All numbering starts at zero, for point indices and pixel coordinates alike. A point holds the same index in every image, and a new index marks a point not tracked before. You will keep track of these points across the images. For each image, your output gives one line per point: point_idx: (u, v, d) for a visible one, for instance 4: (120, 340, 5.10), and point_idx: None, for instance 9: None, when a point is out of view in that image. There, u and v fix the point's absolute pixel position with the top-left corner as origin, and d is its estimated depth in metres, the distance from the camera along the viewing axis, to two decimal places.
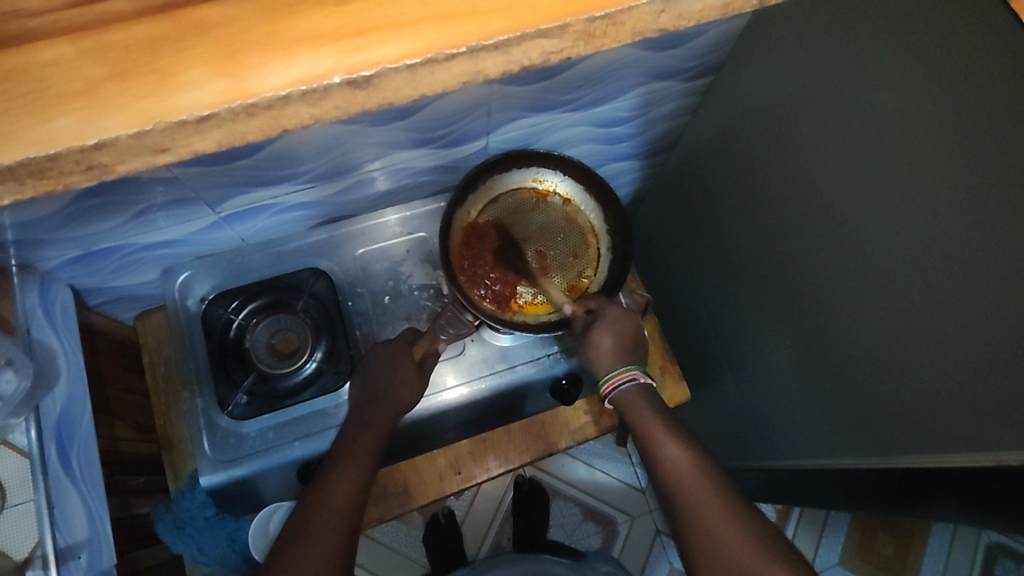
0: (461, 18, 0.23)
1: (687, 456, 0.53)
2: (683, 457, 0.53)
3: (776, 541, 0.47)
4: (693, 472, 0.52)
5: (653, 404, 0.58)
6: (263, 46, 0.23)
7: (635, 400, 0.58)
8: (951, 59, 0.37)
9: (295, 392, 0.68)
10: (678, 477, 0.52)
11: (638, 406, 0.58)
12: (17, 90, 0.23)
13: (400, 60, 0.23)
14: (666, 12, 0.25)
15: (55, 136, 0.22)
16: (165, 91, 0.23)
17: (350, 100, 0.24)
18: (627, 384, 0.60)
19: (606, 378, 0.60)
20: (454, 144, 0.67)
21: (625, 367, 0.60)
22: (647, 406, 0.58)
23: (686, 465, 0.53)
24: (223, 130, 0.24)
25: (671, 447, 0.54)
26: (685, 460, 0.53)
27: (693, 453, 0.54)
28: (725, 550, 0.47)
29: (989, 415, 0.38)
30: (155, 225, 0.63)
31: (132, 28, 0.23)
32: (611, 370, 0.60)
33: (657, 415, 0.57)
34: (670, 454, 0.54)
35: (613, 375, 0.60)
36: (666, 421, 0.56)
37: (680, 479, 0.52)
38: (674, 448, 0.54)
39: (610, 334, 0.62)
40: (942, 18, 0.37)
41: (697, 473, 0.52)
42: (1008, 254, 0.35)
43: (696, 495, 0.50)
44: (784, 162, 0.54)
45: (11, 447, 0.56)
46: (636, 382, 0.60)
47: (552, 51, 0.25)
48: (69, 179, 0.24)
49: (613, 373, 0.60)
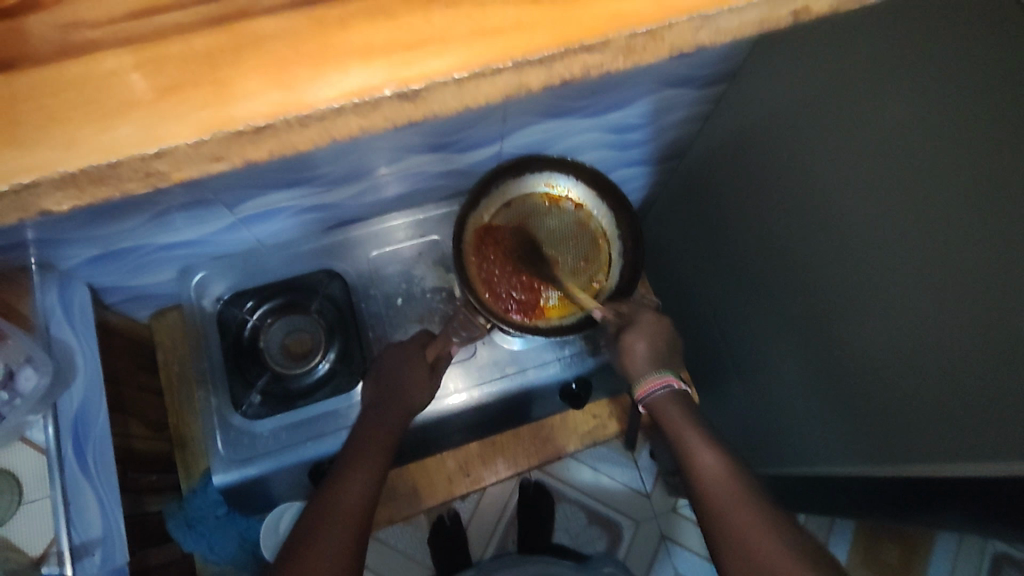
0: (508, 32, 0.21)
1: (721, 463, 0.54)
2: (716, 462, 0.54)
3: (798, 533, 0.48)
4: (727, 474, 0.53)
5: (687, 410, 0.59)
6: (317, 57, 0.20)
7: (667, 405, 0.59)
8: (955, 72, 0.37)
9: (308, 392, 0.68)
10: (709, 482, 0.53)
11: (670, 411, 0.59)
12: (78, 99, 0.20)
13: (449, 74, 0.20)
14: (706, 28, 0.22)
15: (117, 145, 0.20)
16: (227, 100, 0.20)
17: (396, 114, 0.21)
18: (662, 389, 0.60)
19: (641, 384, 0.61)
20: (467, 149, 0.67)
21: (659, 372, 0.61)
22: (679, 410, 0.59)
23: (720, 467, 0.54)
24: (279, 140, 0.21)
25: (706, 454, 0.55)
26: (719, 466, 0.54)
27: (725, 457, 0.54)
28: (753, 548, 0.48)
29: (1002, 426, 0.38)
30: (172, 226, 0.63)
31: (193, 38, 0.20)
32: (645, 376, 0.61)
33: (689, 420, 0.57)
34: (705, 462, 0.54)
35: (648, 380, 0.60)
36: (700, 427, 0.57)
37: (712, 486, 0.53)
38: (708, 455, 0.55)
39: (645, 339, 0.61)
40: (950, 29, 0.37)
41: (733, 480, 0.52)
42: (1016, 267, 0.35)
43: (727, 500, 0.51)
44: (794, 171, 0.54)
45: (29, 444, 0.56)
46: (671, 388, 0.60)
47: (592, 66, 0.22)
48: (127, 186, 0.21)
49: (646, 379, 0.61)
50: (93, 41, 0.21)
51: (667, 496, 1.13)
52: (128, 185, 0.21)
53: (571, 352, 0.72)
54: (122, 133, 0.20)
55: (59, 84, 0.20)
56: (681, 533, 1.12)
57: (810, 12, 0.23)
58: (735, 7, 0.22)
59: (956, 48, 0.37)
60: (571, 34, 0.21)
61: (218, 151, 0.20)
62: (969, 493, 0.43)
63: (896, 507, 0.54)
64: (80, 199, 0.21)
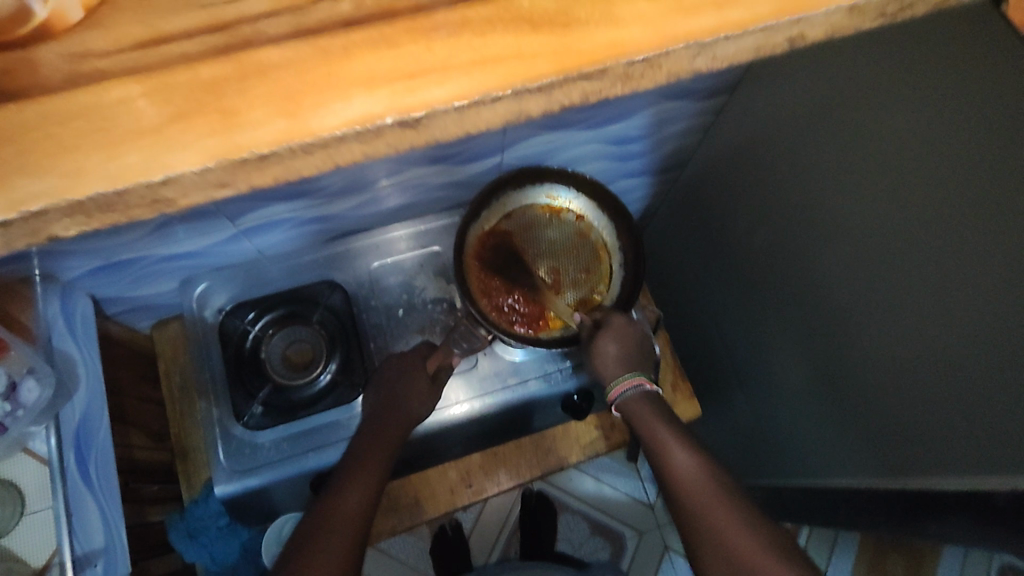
0: (507, 61, 0.21)
1: (695, 461, 0.54)
2: (689, 461, 0.54)
3: (777, 534, 0.49)
4: (699, 473, 0.53)
5: (659, 410, 0.59)
6: (322, 85, 0.21)
7: (640, 405, 0.59)
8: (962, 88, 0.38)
9: (310, 403, 0.68)
10: (684, 481, 0.53)
11: (643, 412, 0.59)
12: (87, 127, 0.20)
13: (449, 102, 0.21)
14: (701, 55, 0.23)
15: (122, 172, 0.20)
16: (233, 128, 0.20)
17: (398, 140, 0.22)
18: (632, 390, 0.60)
19: (613, 385, 0.61)
20: (469, 161, 0.68)
21: (629, 374, 0.60)
22: (651, 409, 0.59)
23: (692, 466, 0.54)
24: (283, 166, 0.21)
25: (679, 453, 0.55)
26: (693, 464, 0.54)
27: (699, 457, 0.54)
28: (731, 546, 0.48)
29: (1005, 437, 0.38)
30: (174, 238, 0.64)
31: (199, 67, 0.21)
32: (616, 378, 0.60)
33: (661, 420, 0.57)
34: (679, 461, 0.54)
35: (618, 383, 0.60)
36: (672, 426, 0.57)
37: (688, 484, 0.52)
38: (681, 453, 0.55)
39: (616, 340, 0.60)
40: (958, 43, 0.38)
41: (709, 480, 0.52)
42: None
43: (704, 501, 0.51)
44: (794, 183, 0.55)
45: (31, 454, 0.56)
46: (642, 389, 0.60)
47: (591, 93, 0.23)
48: (134, 212, 0.21)
49: (617, 381, 0.60)
50: (103, 71, 0.21)
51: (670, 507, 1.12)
52: (136, 211, 0.21)
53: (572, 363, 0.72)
54: (129, 159, 0.20)
55: (68, 113, 0.20)
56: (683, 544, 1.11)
57: (805, 38, 0.24)
58: (731, 34, 0.22)
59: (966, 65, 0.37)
60: (570, 62, 0.21)
61: (224, 178, 0.21)
62: (968, 506, 0.42)
63: (892, 523, 0.53)
64: (87, 224, 0.21)
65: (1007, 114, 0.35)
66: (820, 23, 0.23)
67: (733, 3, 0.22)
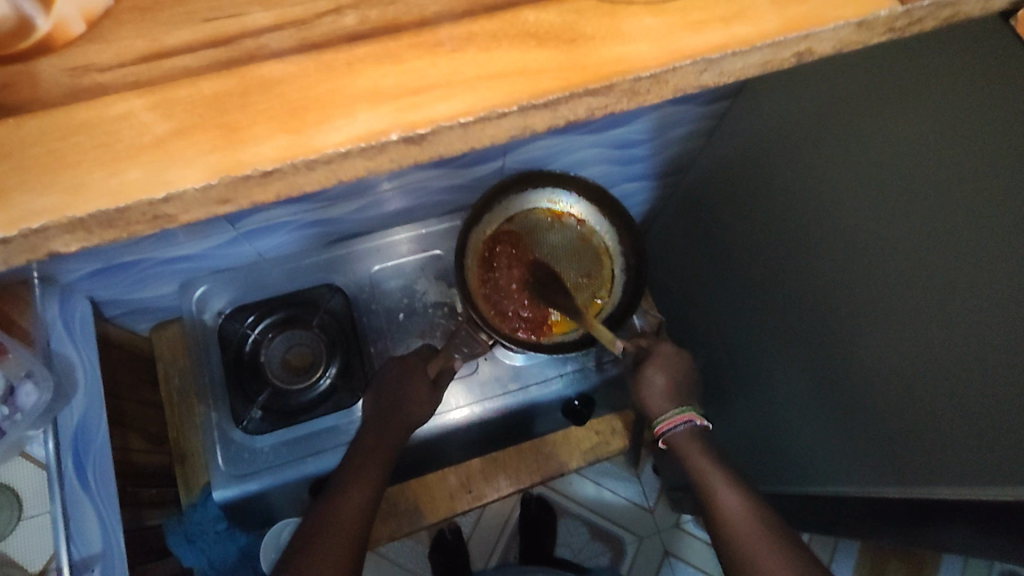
0: (513, 76, 0.21)
1: (744, 503, 0.53)
2: (738, 503, 0.53)
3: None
4: (748, 516, 0.52)
5: (709, 449, 0.57)
6: (326, 101, 0.21)
7: (689, 443, 0.58)
8: (967, 99, 0.37)
9: (310, 407, 0.68)
10: (736, 527, 0.52)
11: (690, 449, 0.57)
12: (88, 143, 0.20)
13: (455, 118, 0.20)
14: (709, 71, 0.22)
15: (123, 189, 0.20)
16: (235, 144, 0.20)
17: (401, 156, 0.21)
18: (682, 426, 0.59)
19: (659, 420, 0.59)
20: (470, 165, 0.68)
21: (679, 409, 0.59)
22: (700, 447, 0.57)
23: (741, 509, 0.53)
24: (286, 182, 0.21)
25: (727, 493, 0.54)
26: (741, 504, 0.53)
27: (748, 498, 0.53)
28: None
29: (1011, 450, 0.37)
30: (174, 241, 0.64)
31: (202, 82, 0.21)
32: (664, 412, 0.59)
33: (711, 460, 0.56)
34: (727, 502, 0.53)
35: (666, 418, 0.59)
36: (721, 465, 0.56)
37: (736, 526, 0.52)
38: (727, 492, 0.54)
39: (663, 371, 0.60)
40: (963, 55, 0.37)
41: (757, 523, 0.51)
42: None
43: (752, 545, 0.50)
44: (799, 190, 0.54)
45: (29, 458, 0.57)
46: (692, 425, 0.59)
47: (597, 108, 0.22)
48: (135, 228, 0.21)
49: (666, 416, 0.59)
50: (104, 85, 0.21)
51: (670, 512, 1.12)
52: (137, 228, 0.21)
53: (574, 368, 0.72)
54: (131, 176, 0.20)
55: (70, 128, 0.20)
56: (682, 549, 1.11)
57: (813, 53, 0.23)
58: (738, 50, 0.22)
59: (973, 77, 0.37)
60: (576, 78, 0.21)
61: (226, 195, 0.21)
62: (973, 514, 0.41)
63: (899, 532, 0.52)
64: (86, 241, 0.21)
65: (1016, 125, 0.35)
66: (828, 39, 0.23)
67: (740, 20, 0.22)
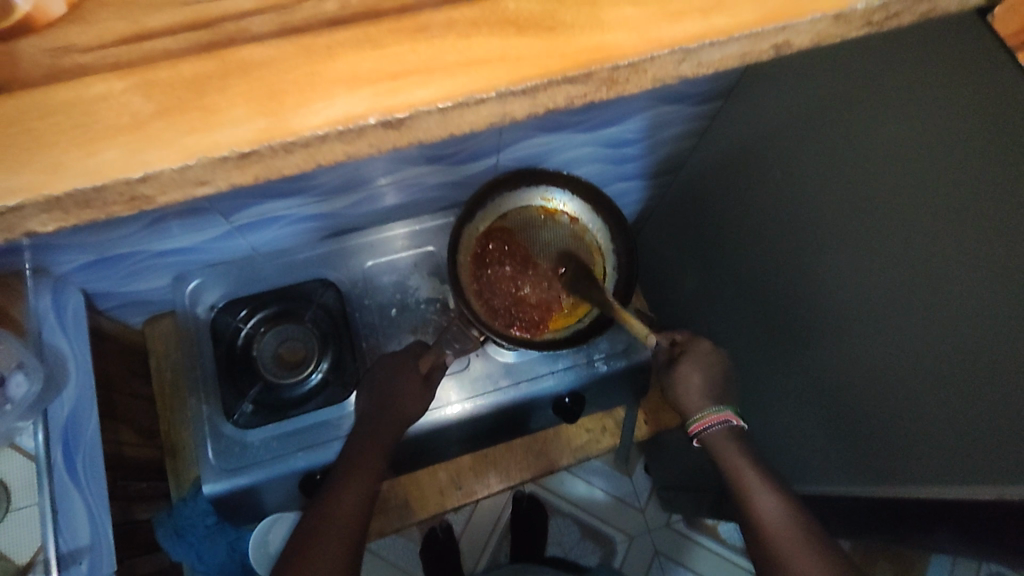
0: (492, 63, 0.21)
1: (782, 506, 0.52)
2: (777, 506, 0.53)
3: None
4: (787, 521, 0.51)
5: (748, 449, 0.57)
6: (303, 85, 0.21)
7: (726, 443, 0.57)
8: (955, 94, 0.37)
9: (301, 402, 0.68)
10: (771, 529, 0.51)
11: (729, 448, 0.57)
12: (66, 122, 0.20)
13: (433, 103, 0.21)
14: (687, 61, 0.23)
15: (101, 168, 0.20)
16: (212, 126, 0.20)
17: (380, 141, 0.22)
18: (718, 425, 0.58)
19: (695, 418, 0.59)
20: (465, 161, 0.68)
21: (715, 408, 0.59)
22: (737, 445, 0.57)
23: (779, 513, 0.52)
24: (264, 165, 0.21)
25: (766, 497, 0.53)
26: (778, 508, 0.52)
27: (788, 502, 0.53)
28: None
29: (998, 449, 0.37)
30: (167, 233, 0.64)
31: (181, 64, 0.21)
32: (701, 410, 0.59)
33: (750, 462, 0.55)
34: (764, 505, 0.53)
35: (702, 416, 0.59)
36: (760, 467, 0.55)
37: (773, 531, 0.51)
38: (767, 497, 0.53)
39: (699, 370, 0.60)
40: (950, 49, 0.37)
41: (794, 526, 0.51)
42: (1017, 289, 0.35)
43: (788, 548, 0.50)
44: (788, 190, 0.55)
45: (18, 450, 0.55)
46: (728, 425, 0.58)
47: (576, 97, 0.23)
48: (113, 209, 0.21)
49: (702, 414, 0.59)
50: (84, 66, 0.21)
51: (661, 511, 1.12)
52: (114, 208, 0.21)
53: (566, 364, 0.72)
54: (108, 156, 0.20)
55: (47, 107, 0.20)
56: (673, 548, 1.11)
57: (791, 46, 0.24)
58: (717, 40, 0.22)
59: (961, 72, 0.37)
60: (555, 66, 0.21)
61: (203, 176, 0.21)
62: (956, 512, 0.41)
63: (886, 534, 0.52)
64: (65, 220, 0.21)
65: (1003, 119, 0.35)
66: (805, 32, 0.23)
67: (719, 10, 0.22)
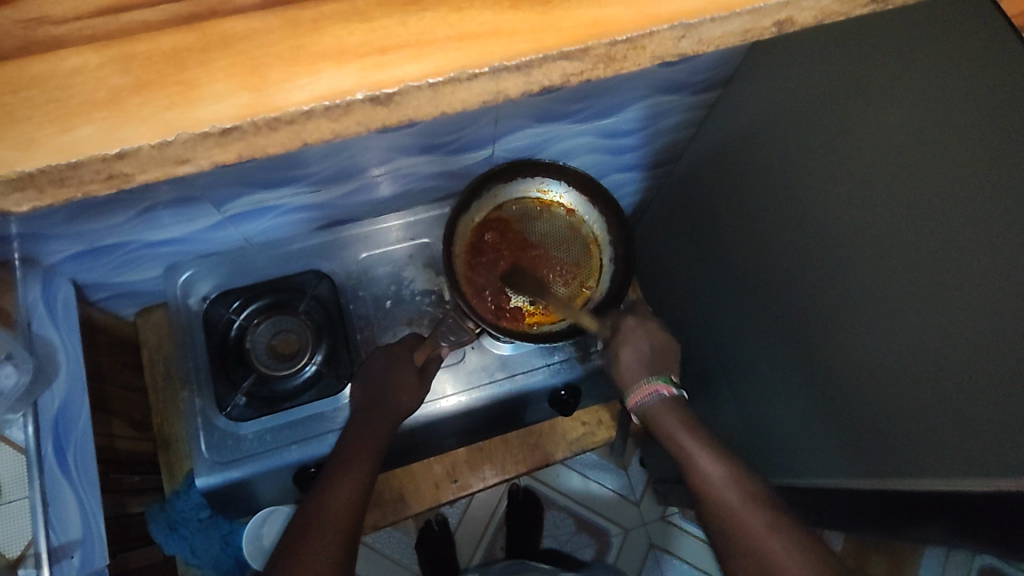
0: (486, 37, 0.20)
1: (724, 468, 0.54)
2: (720, 469, 0.54)
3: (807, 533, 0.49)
4: (730, 482, 0.53)
5: (682, 414, 0.58)
6: (289, 59, 0.20)
7: (661, 411, 0.58)
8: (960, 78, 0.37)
9: (295, 394, 0.67)
10: (716, 492, 0.53)
11: (664, 418, 0.58)
12: (41, 97, 0.20)
13: (423, 79, 0.20)
14: (688, 37, 0.22)
15: (75, 144, 0.19)
16: (192, 102, 0.20)
17: (369, 119, 0.21)
18: (652, 397, 0.60)
19: (631, 393, 0.61)
20: (461, 151, 0.67)
21: (648, 379, 0.60)
22: (674, 415, 0.58)
23: (723, 475, 0.53)
24: (247, 143, 0.21)
25: (710, 464, 0.54)
26: (722, 472, 0.53)
27: (730, 464, 0.54)
28: (787, 571, 0.46)
29: (989, 438, 0.37)
30: (159, 222, 0.62)
31: (161, 37, 0.20)
32: (636, 384, 0.60)
33: (685, 427, 0.57)
34: (708, 469, 0.54)
35: (638, 390, 0.60)
36: (697, 432, 0.56)
37: (718, 494, 0.52)
38: (711, 462, 0.54)
39: (634, 348, 0.62)
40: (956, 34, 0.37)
41: (736, 486, 0.52)
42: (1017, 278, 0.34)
43: (734, 509, 0.51)
44: (788, 180, 0.54)
45: (7, 442, 0.54)
46: (660, 394, 0.59)
47: (572, 74, 0.22)
48: (89, 188, 0.20)
49: (637, 388, 0.60)
50: (59, 39, 0.20)
51: (656, 504, 1.12)
52: (91, 187, 0.20)
53: (561, 357, 0.71)
54: (84, 132, 0.19)
55: (20, 82, 0.20)
56: (668, 541, 1.11)
57: (793, 23, 0.23)
58: (717, 16, 0.21)
59: (969, 57, 0.37)
60: (550, 41, 0.21)
61: (184, 154, 0.20)
62: (954, 503, 0.41)
63: (880, 525, 0.51)
64: (41, 200, 0.20)
65: (1010, 103, 0.34)
66: (808, 8, 0.22)
67: None
